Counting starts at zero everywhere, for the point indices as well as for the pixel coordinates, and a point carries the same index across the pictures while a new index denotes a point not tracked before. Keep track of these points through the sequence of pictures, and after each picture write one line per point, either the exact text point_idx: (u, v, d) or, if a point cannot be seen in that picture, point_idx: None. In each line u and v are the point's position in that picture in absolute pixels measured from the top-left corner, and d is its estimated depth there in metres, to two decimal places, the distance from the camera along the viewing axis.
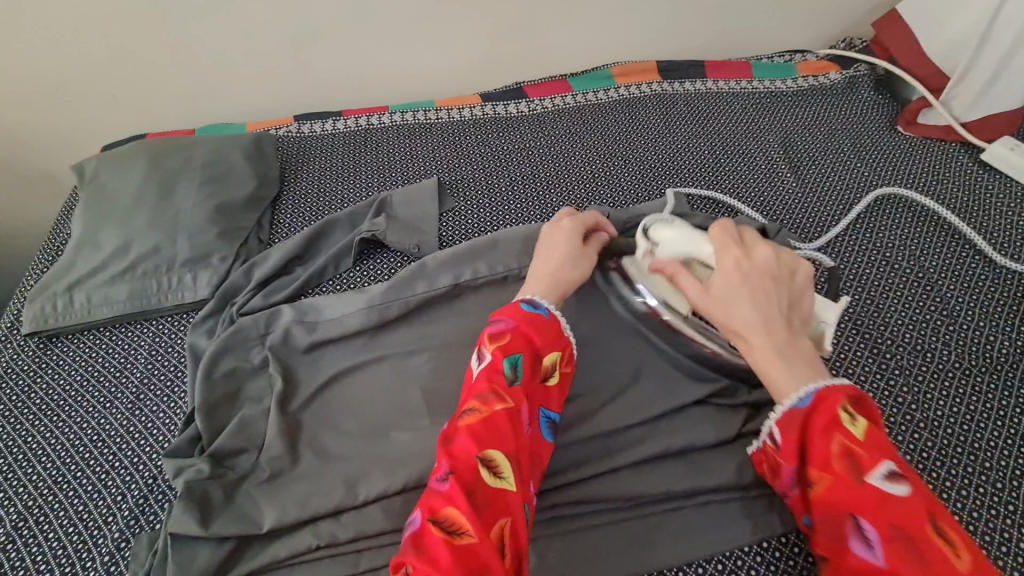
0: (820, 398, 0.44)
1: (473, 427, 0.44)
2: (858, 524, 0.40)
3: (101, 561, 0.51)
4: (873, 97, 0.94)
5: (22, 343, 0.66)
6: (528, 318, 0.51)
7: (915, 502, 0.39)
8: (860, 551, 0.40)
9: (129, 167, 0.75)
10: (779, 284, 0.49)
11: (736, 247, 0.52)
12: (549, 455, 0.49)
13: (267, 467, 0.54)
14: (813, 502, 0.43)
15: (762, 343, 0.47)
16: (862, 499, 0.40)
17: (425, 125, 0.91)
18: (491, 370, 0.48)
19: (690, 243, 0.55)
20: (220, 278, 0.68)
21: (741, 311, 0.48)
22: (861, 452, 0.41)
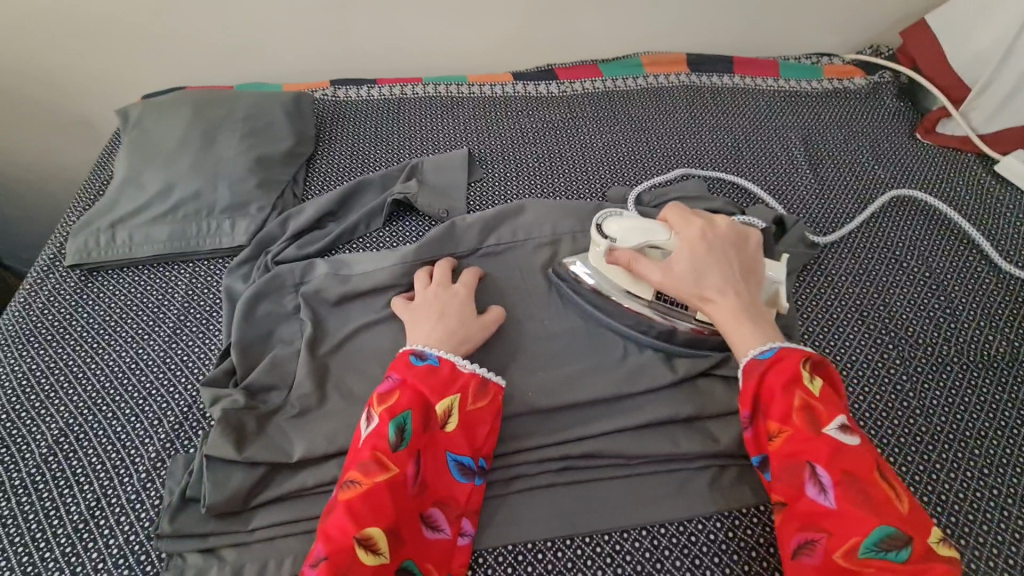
0: (780, 357, 0.50)
1: (353, 500, 0.46)
2: (813, 471, 0.45)
3: (137, 477, 0.54)
4: (895, 103, 0.96)
5: (64, 274, 0.69)
6: (419, 371, 0.52)
7: (862, 451, 0.46)
8: (814, 494, 0.45)
9: (174, 117, 0.78)
10: (738, 251, 0.57)
11: (699, 220, 0.58)
12: (459, 495, 0.50)
13: (297, 403, 0.56)
14: (774, 452, 0.48)
15: (731, 306, 0.53)
16: (818, 448, 0.46)
17: (458, 98, 0.93)
18: (376, 435, 0.49)
19: (643, 233, 0.58)
20: (257, 228, 0.71)
21: (711, 279, 0.54)
22: (819, 405, 0.48)
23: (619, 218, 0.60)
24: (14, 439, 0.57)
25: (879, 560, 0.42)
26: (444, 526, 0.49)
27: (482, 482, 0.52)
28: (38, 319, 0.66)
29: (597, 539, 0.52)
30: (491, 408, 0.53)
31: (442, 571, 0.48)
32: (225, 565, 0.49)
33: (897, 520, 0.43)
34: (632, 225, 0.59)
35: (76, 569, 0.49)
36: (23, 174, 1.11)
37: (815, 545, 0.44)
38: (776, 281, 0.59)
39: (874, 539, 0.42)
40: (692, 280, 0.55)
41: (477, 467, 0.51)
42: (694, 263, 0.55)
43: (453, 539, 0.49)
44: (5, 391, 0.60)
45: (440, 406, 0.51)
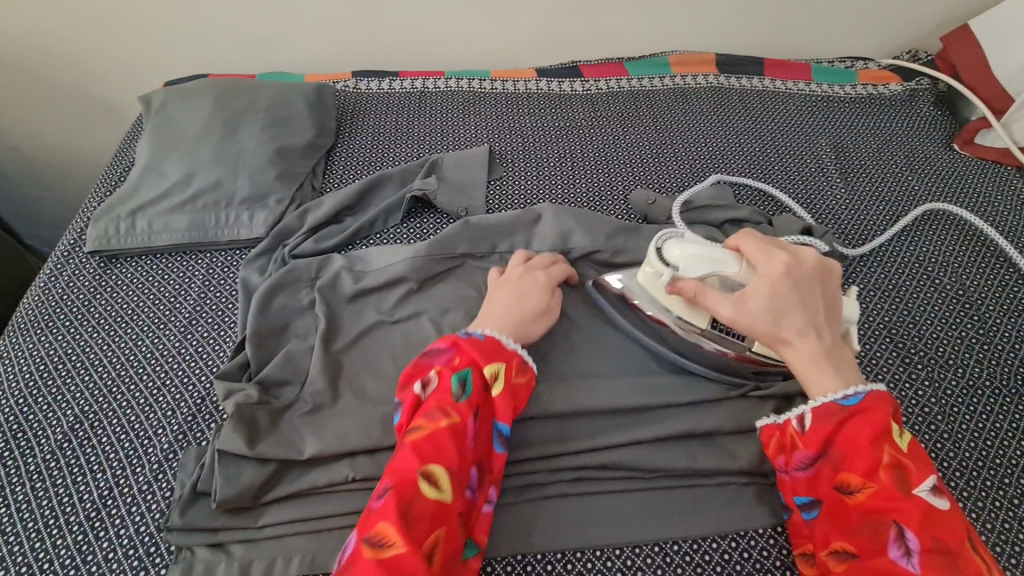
0: (869, 407, 0.48)
1: (418, 443, 0.46)
2: (901, 533, 0.43)
3: (150, 468, 0.54)
4: (932, 111, 0.93)
5: (84, 260, 0.70)
6: (473, 337, 0.53)
7: (953, 518, 0.44)
8: (897, 557, 0.43)
9: (197, 105, 0.78)
10: (823, 290, 0.54)
11: (784, 253, 0.55)
12: (498, 463, 0.50)
13: (310, 400, 0.56)
14: (853, 505, 0.46)
15: (812, 350, 0.52)
16: (910, 509, 0.44)
17: (480, 94, 0.91)
18: (438, 389, 0.50)
19: (711, 263, 0.55)
20: (275, 220, 0.71)
21: (793, 322, 0.52)
22: (910, 464, 0.46)
23: (681, 241, 0.57)
24: (30, 423, 0.57)
25: None
26: (478, 490, 0.48)
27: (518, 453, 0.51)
28: (57, 304, 0.66)
29: (608, 552, 0.51)
30: (534, 384, 0.53)
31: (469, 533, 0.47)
32: (233, 561, 0.49)
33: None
34: (699, 251, 0.56)
35: (86, 557, 0.49)
36: (48, 156, 1.12)
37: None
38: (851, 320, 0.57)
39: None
40: (770, 322, 0.53)
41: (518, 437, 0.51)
42: (773, 303, 0.53)
43: (482, 505, 0.48)
44: (23, 375, 0.61)
45: (491, 370, 0.51)
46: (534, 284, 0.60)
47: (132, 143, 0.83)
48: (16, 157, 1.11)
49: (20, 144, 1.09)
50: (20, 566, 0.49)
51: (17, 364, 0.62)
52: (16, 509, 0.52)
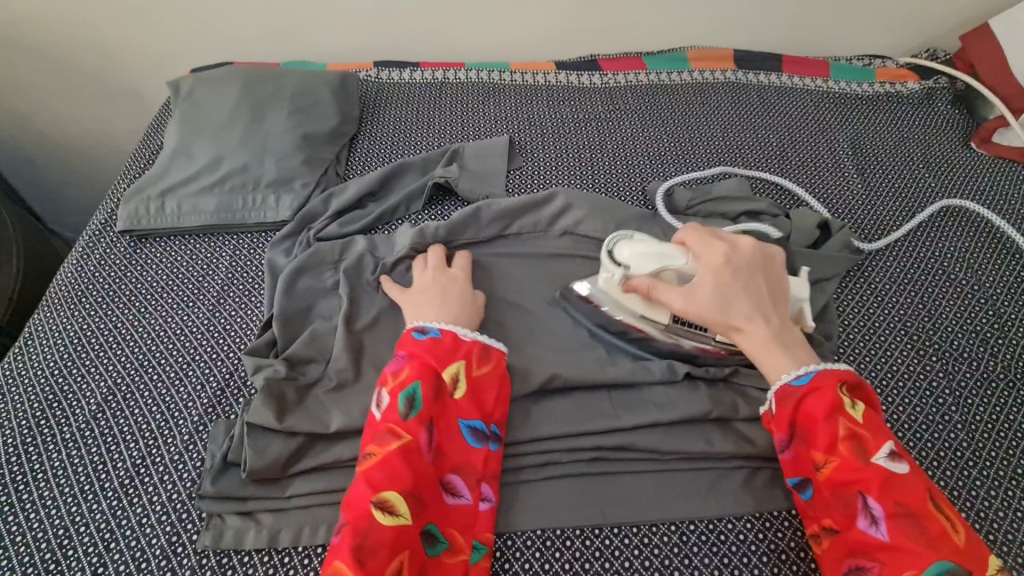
0: (816, 386, 0.50)
1: (370, 471, 0.47)
2: (866, 502, 0.45)
3: (181, 438, 0.55)
4: (950, 110, 0.93)
5: (115, 239, 0.72)
6: (421, 344, 0.53)
7: (912, 480, 0.46)
8: (865, 525, 0.45)
9: (225, 91, 0.80)
10: (763, 277, 0.56)
11: (722, 244, 0.57)
12: (476, 460, 0.50)
13: (335, 377, 0.57)
14: (822, 481, 0.48)
15: (763, 334, 0.54)
16: (870, 477, 0.46)
17: (500, 85, 0.93)
18: (387, 410, 0.50)
19: (659, 258, 0.58)
20: (300, 204, 0.72)
21: (739, 307, 0.54)
22: (865, 433, 0.48)
23: (631, 241, 0.59)
24: (65, 393, 0.59)
25: None
26: (465, 491, 0.49)
27: (496, 447, 0.51)
28: (89, 281, 0.68)
29: (625, 530, 0.52)
30: (498, 371, 0.54)
31: (467, 537, 0.48)
32: (262, 529, 0.50)
33: (954, 554, 0.42)
34: (646, 248, 0.58)
35: (121, 522, 0.51)
36: (74, 141, 1.14)
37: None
38: (800, 298, 0.58)
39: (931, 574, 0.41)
40: (718, 309, 0.55)
41: (491, 431, 0.52)
42: (718, 291, 0.55)
43: (475, 504, 0.49)
44: (57, 347, 0.63)
45: (447, 374, 0.52)
46: (451, 280, 0.62)
47: (160, 128, 0.85)
48: (44, 141, 1.14)
49: (45, 127, 1.11)
50: (57, 528, 0.51)
51: (52, 337, 0.64)
52: (53, 475, 0.54)
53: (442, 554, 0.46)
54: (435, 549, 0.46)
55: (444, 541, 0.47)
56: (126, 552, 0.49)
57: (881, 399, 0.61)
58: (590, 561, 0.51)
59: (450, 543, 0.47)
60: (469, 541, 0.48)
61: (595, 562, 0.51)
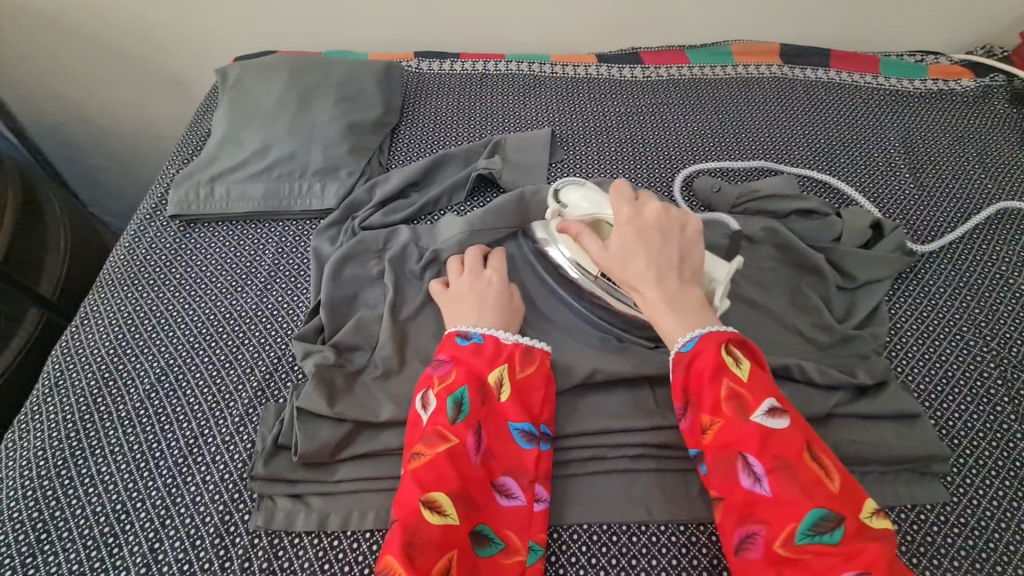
0: (698, 350, 0.49)
1: (418, 471, 0.47)
2: (746, 461, 0.44)
3: (232, 421, 0.56)
4: (1008, 108, 0.90)
5: (165, 224, 0.73)
6: (466, 349, 0.53)
7: (792, 433, 0.45)
8: (749, 485, 0.44)
9: (273, 80, 0.82)
10: (667, 238, 0.54)
11: (627, 205, 0.56)
12: (529, 461, 0.50)
13: (381, 364, 0.58)
14: (708, 445, 0.47)
15: (655, 297, 0.53)
16: (747, 436, 0.45)
17: (542, 77, 0.92)
18: (435, 412, 0.50)
19: (595, 205, 0.60)
20: (345, 193, 0.73)
21: (637, 268, 0.53)
22: (746, 391, 0.47)
23: (579, 187, 0.63)
24: (120, 372, 0.61)
25: (816, 545, 0.41)
26: (518, 493, 0.49)
27: (547, 447, 0.52)
28: (140, 264, 0.70)
29: (672, 528, 0.52)
30: (541, 373, 0.54)
31: (523, 538, 0.48)
32: (312, 512, 0.51)
33: (827, 500, 0.42)
34: (587, 194, 0.61)
35: (176, 500, 0.52)
36: (118, 127, 1.17)
37: (756, 539, 0.43)
38: (715, 279, 0.57)
39: (807, 523, 0.42)
40: (621, 268, 0.54)
41: (540, 433, 0.52)
42: (622, 252, 0.54)
43: (530, 505, 0.49)
44: (112, 328, 0.64)
45: (492, 377, 0.52)
46: (487, 283, 0.60)
47: (206, 115, 0.86)
48: (89, 127, 1.16)
49: (91, 113, 1.14)
50: (115, 503, 0.52)
51: (107, 318, 0.65)
52: (110, 451, 0.55)
53: (496, 555, 0.46)
54: (487, 550, 0.46)
55: (497, 542, 0.47)
56: (182, 529, 0.50)
57: (936, 404, 0.59)
58: (637, 558, 0.50)
59: (504, 543, 0.47)
60: (524, 542, 0.48)
61: (642, 559, 0.50)
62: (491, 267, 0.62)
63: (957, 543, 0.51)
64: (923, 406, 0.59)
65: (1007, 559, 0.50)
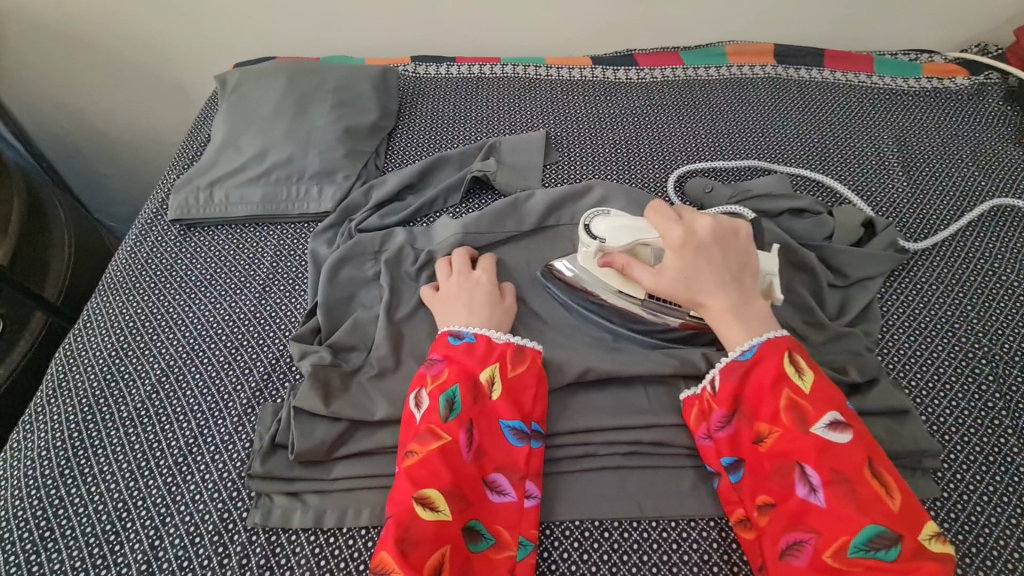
0: (759, 356, 0.51)
1: (411, 469, 0.48)
2: (803, 471, 0.46)
3: (231, 421, 0.57)
4: (1003, 106, 0.90)
5: (166, 228, 0.75)
6: (457, 348, 0.54)
7: (853, 447, 0.46)
8: (805, 494, 0.46)
9: (271, 86, 0.83)
10: (725, 250, 0.56)
11: (676, 224, 0.56)
12: (519, 458, 0.51)
13: (376, 364, 0.59)
14: (763, 453, 0.48)
15: (721, 307, 0.54)
16: (805, 447, 0.46)
17: (536, 80, 0.93)
18: (427, 410, 0.51)
19: (633, 232, 0.59)
20: (342, 196, 0.74)
21: (698, 282, 0.55)
22: (807, 403, 0.48)
23: (607, 217, 0.61)
24: (123, 373, 0.62)
25: (869, 559, 0.42)
26: (510, 490, 0.50)
27: (538, 444, 0.52)
28: (142, 268, 0.71)
29: (663, 524, 0.52)
30: (532, 371, 0.55)
31: (514, 533, 0.48)
32: (308, 509, 0.52)
33: (885, 518, 0.43)
34: (621, 222, 0.60)
35: (176, 497, 0.53)
36: (122, 134, 1.19)
37: (803, 547, 0.44)
38: (771, 273, 0.58)
39: (864, 538, 0.43)
40: (681, 286, 0.55)
41: (531, 430, 0.52)
42: (680, 267, 0.55)
43: (520, 501, 0.50)
44: (115, 330, 0.65)
45: (484, 375, 0.53)
46: (477, 283, 0.61)
47: (206, 121, 0.88)
48: (93, 135, 1.18)
49: (94, 120, 1.16)
50: (116, 502, 0.53)
51: (110, 321, 0.66)
52: (112, 450, 0.56)
53: (487, 550, 0.47)
54: (480, 545, 0.47)
55: (489, 537, 0.48)
56: (181, 526, 0.51)
57: (927, 400, 0.59)
58: (629, 554, 0.51)
59: (496, 539, 0.48)
60: (515, 537, 0.48)
61: (633, 555, 0.51)
62: (480, 269, 0.63)
63: (948, 538, 0.51)
64: (914, 401, 0.59)
65: (996, 553, 0.50)
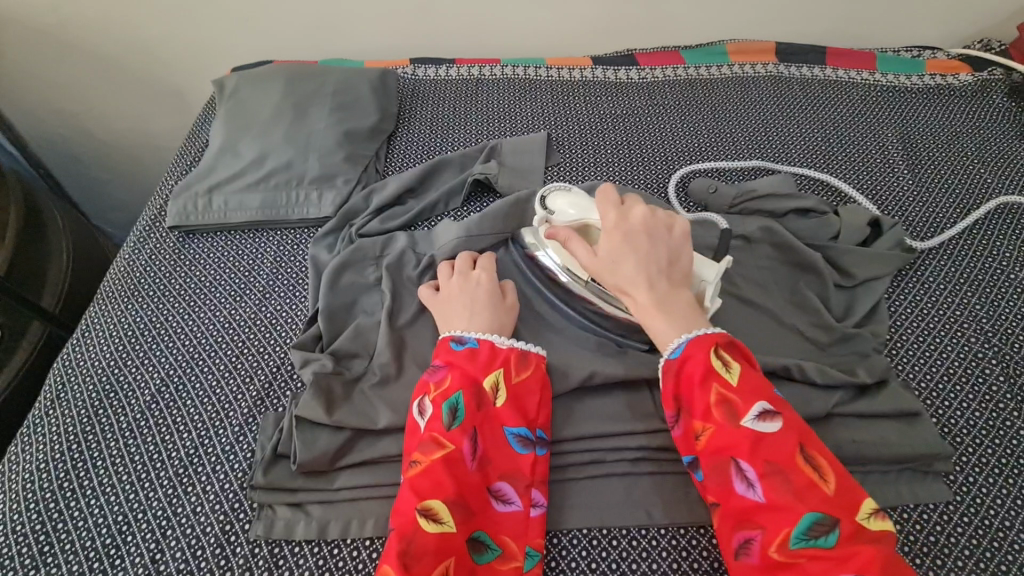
0: (686, 355, 0.50)
1: (415, 479, 0.47)
2: (738, 467, 0.45)
3: (231, 430, 0.57)
4: (1007, 102, 0.89)
5: (164, 235, 0.74)
6: (460, 354, 0.53)
7: (784, 436, 0.45)
8: (743, 490, 0.44)
9: (270, 90, 0.82)
10: (652, 242, 0.54)
11: (613, 209, 0.56)
12: (524, 466, 0.50)
13: (379, 371, 0.58)
14: (701, 451, 0.47)
15: (646, 300, 0.53)
16: (737, 441, 0.45)
17: (536, 81, 0.92)
18: (431, 419, 0.50)
19: (580, 209, 0.60)
20: (342, 201, 0.73)
21: (625, 272, 0.54)
22: (735, 397, 0.47)
23: (566, 194, 0.61)
24: (119, 384, 0.61)
25: (812, 549, 0.41)
26: (514, 499, 0.49)
27: (544, 451, 0.52)
28: (140, 276, 0.70)
29: (672, 531, 0.51)
30: (536, 378, 0.54)
31: (519, 543, 0.47)
32: (312, 520, 0.51)
33: (823, 504, 0.42)
34: (574, 201, 0.60)
35: (177, 510, 0.52)
36: (120, 140, 1.18)
37: (752, 544, 0.43)
38: (704, 280, 0.57)
39: (803, 528, 0.42)
40: (611, 274, 0.54)
41: (536, 437, 0.52)
42: (610, 256, 0.54)
43: (526, 510, 0.49)
44: (112, 340, 0.65)
45: (488, 382, 0.52)
46: (477, 283, 0.60)
47: (205, 126, 0.87)
48: (90, 141, 1.18)
49: (90, 126, 1.15)
50: (115, 514, 0.52)
51: (107, 330, 0.66)
52: (111, 462, 0.56)
53: (493, 561, 0.46)
54: (485, 556, 0.46)
55: (494, 548, 0.47)
56: (182, 540, 0.51)
57: (938, 402, 0.59)
58: (638, 562, 0.50)
59: (501, 550, 0.47)
60: (521, 547, 0.47)
61: (643, 564, 0.50)
62: (480, 267, 0.62)
63: (961, 542, 0.50)
64: (924, 403, 0.58)
65: (1011, 557, 0.49)
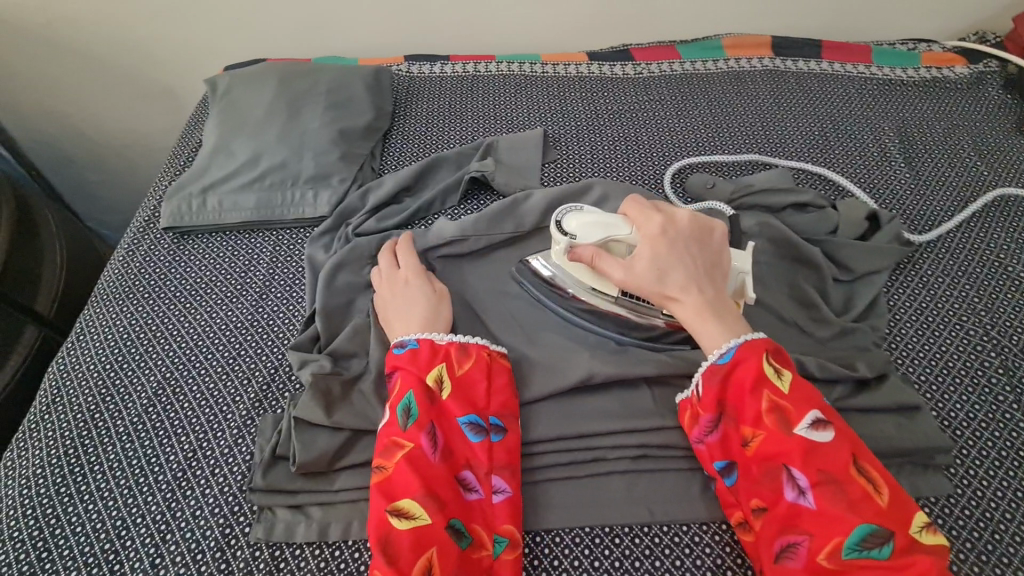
0: (736, 360, 0.50)
1: (380, 483, 0.47)
2: (790, 474, 0.45)
3: (229, 434, 0.56)
4: (1002, 95, 0.89)
5: (158, 236, 0.73)
6: (402, 358, 0.53)
7: (838, 445, 0.45)
8: (793, 497, 0.44)
9: (263, 89, 0.81)
10: (698, 247, 0.56)
11: (654, 216, 0.58)
12: (480, 453, 0.49)
13: (377, 371, 0.57)
14: (750, 456, 0.47)
15: (696, 305, 0.54)
16: (790, 449, 0.45)
17: (532, 77, 0.92)
18: (387, 424, 0.50)
19: (605, 228, 0.57)
20: (338, 200, 0.73)
21: (673, 276, 0.54)
22: (788, 405, 0.47)
23: (579, 213, 0.58)
24: (116, 388, 0.60)
25: (862, 559, 0.41)
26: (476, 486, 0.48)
27: (499, 437, 0.50)
28: (135, 278, 0.69)
29: (674, 528, 0.51)
30: (479, 367, 0.53)
31: (488, 529, 0.47)
32: (312, 523, 0.51)
33: (876, 516, 0.42)
34: (594, 219, 0.57)
35: (176, 514, 0.52)
36: (112, 140, 1.17)
37: (797, 550, 0.43)
38: (742, 272, 0.58)
39: (856, 538, 0.42)
40: (656, 280, 0.54)
41: (487, 424, 0.50)
42: (656, 262, 0.55)
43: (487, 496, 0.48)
44: (108, 344, 0.64)
45: (432, 379, 0.51)
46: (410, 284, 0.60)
47: (198, 126, 0.86)
48: (82, 142, 1.16)
49: (82, 126, 1.14)
50: (114, 519, 0.52)
51: (103, 333, 0.65)
52: (108, 467, 0.55)
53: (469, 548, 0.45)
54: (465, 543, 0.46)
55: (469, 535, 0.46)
56: (183, 544, 0.50)
57: (938, 396, 0.59)
58: (641, 560, 0.50)
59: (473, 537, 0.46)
60: (489, 534, 0.47)
61: (645, 561, 0.50)
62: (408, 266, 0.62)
63: (963, 536, 0.50)
64: (925, 397, 0.58)
65: (1013, 550, 0.49)
